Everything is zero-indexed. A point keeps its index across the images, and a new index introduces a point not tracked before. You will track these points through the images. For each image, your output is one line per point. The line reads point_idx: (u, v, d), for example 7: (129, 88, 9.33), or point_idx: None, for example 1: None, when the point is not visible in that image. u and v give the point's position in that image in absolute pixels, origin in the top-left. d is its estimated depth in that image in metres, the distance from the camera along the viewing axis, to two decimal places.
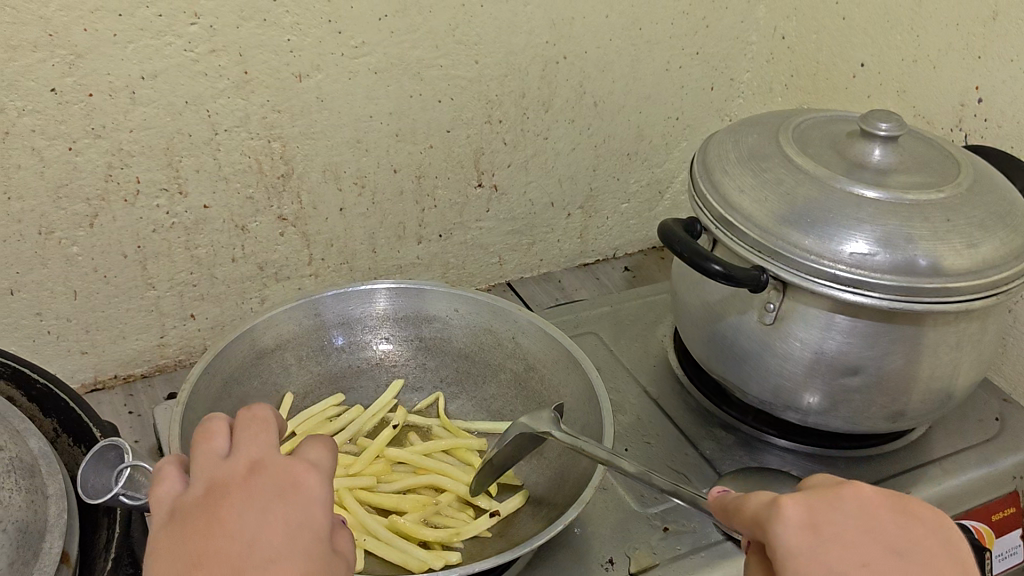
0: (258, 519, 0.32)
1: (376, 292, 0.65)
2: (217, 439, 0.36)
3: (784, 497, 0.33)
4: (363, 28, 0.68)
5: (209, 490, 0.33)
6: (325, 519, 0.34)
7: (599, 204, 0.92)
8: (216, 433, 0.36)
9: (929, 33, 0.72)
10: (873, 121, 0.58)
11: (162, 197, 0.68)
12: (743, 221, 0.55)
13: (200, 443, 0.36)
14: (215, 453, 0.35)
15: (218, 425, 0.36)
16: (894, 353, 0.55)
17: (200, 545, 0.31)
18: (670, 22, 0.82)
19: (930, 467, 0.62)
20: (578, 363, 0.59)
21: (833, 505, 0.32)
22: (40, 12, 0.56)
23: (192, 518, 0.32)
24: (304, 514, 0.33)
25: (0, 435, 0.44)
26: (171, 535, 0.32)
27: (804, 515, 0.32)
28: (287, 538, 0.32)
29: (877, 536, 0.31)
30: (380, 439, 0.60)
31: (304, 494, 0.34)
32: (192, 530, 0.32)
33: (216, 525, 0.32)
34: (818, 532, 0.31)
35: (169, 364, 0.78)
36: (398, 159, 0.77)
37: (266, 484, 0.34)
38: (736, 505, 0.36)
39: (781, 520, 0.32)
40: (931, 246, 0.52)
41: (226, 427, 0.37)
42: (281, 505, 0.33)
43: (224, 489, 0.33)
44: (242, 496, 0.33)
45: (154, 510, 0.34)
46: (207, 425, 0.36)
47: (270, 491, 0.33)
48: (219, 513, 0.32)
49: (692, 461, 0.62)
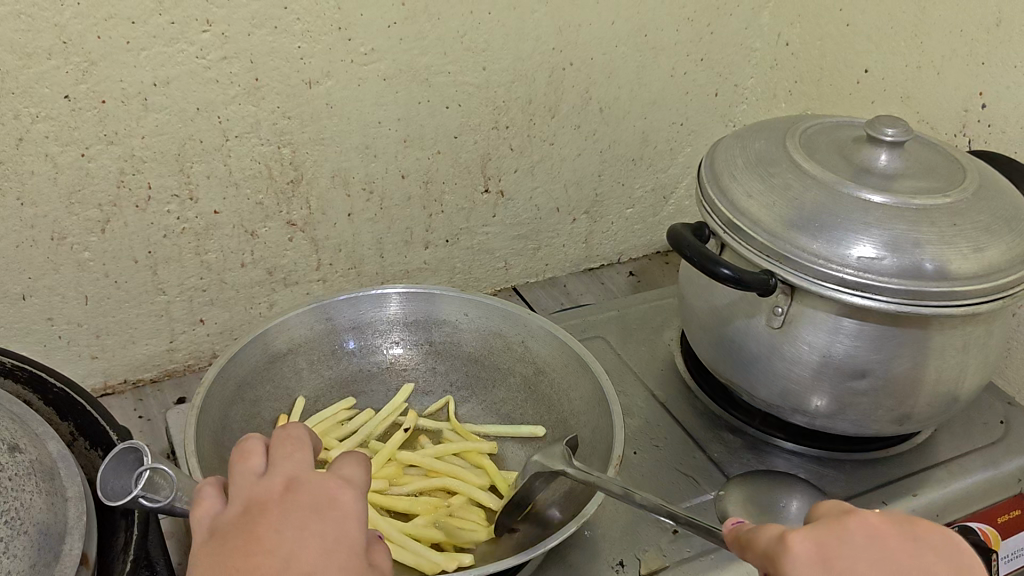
0: (297, 538, 0.33)
1: (387, 296, 0.66)
2: (253, 458, 0.36)
3: (793, 533, 0.33)
4: (373, 35, 0.68)
5: (248, 509, 0.34)
6: (360, 534, 0.34)
7: (604, 209, 0.93)
8: (253, 452, 0.37)
9: (933, 40, 0.73)
10: (880, 127, 0.59)
11: (174, 203, 0.69)
12: (752, 226, 0.56)
13: (237, 462, 0.36)
14: (253, 471, 0.36)
15: (253, 445, 0.37)
16: (901, 356, 0.55)
17: (241, 563, 0.32)
18: (675, 29, 0.83)
19: (937, 470, 0.63)
20: (587, 366, 0.60)
21: (842, 541, 0.32)
22: (54, 20, 0.57)
23: (231, 536, 0.33)
24: (339, 529, 0.34)
25: (21, 437, 0.45)
26: (212, 553, 0.32)
27: (814, 552, 0.32)
28: (325, 557, 0.32)
29: (890, 565, 0.31)
30: (391, 443, 0.60)
31: (340, 509, 0.34)
32: (233, 549, 0.32)
33: (256, 542, 0.32)
34: (828, 566, 0.32)
35: (178, 369, 0.78)
36: (405, 164, 0.77)
37: (302, 501, 0.34)
38: (749, 537, 0.36)
39: (792, 559, 0.33)
40: (938, 250, 0.52)
41: (261, 446, 0.37)
42: (318, 523, 0.33)
43: (262, 507, 0.34)
44: (281, 515, 0.33)
45: (193, 530, 0.34)
46: (243, 445, 0.37)
47: (307, 508, 0.34)
48: (259, 532, 0.33)
49: (701, 464, 0.62)
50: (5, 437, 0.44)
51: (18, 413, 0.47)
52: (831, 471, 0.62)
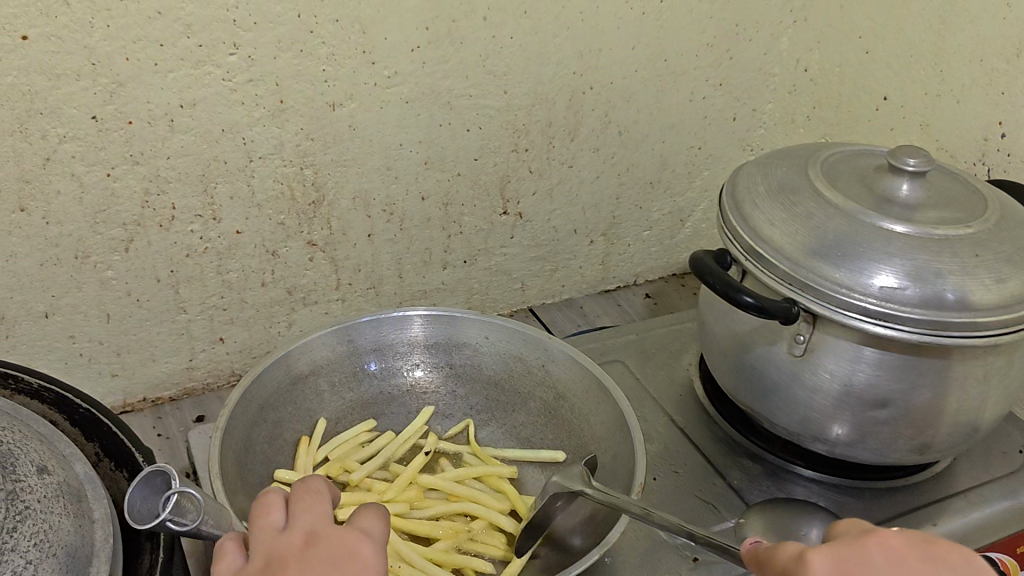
0: None
1: (409, 319, 0.66)
2: (273, 513, 0.37)
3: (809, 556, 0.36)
4: (396, 58, 0.69)
5: (269, 563, 0.34)
6: None
7: (621, 232, 0.93)
8: (273, 507, 0.37)
9: (953, 68, 0.73)
10: (902, 156, 0.59)
11: (197, 222, 0.69)
12: (775, 254, 0.56)
13: (257, 517, 0.37)
14: (272, 525, 0.36)
15: (273, 500, 0.37)
16: (923, 386, 0.55)
17: None
18: (694, 55, 0.84)
19: (956, 499, 0.63)
20: (608, 392, 0.60)
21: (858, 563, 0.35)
22: (84, 42, 0.57)
23: None
24: None
25: (49, 458, 0.45)
26: None
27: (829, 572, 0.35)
28: None
29: None
30: (412, 466, 0.61)
31: (359, 563, 0.35)
32: None
33: None
34: None
35: (197, 387, 0.79)
36: (426, 186, 0.78)
37: (322, 554, 0.34)
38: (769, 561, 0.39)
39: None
40: (960, 280, 0.52)
41: (280, 501, 0.38)
42: None
43: (283, 562, 0.34)
44: (302, 569, 0.34)
45: None
46: (263, 500, 0.37)
47: (327, 561, 0.34)
48: None
49: (720, 490, 0.62)
50: (35, 459, 0.44)
51: (46, 434, 0.48)
52: (850, 499, 0.62)
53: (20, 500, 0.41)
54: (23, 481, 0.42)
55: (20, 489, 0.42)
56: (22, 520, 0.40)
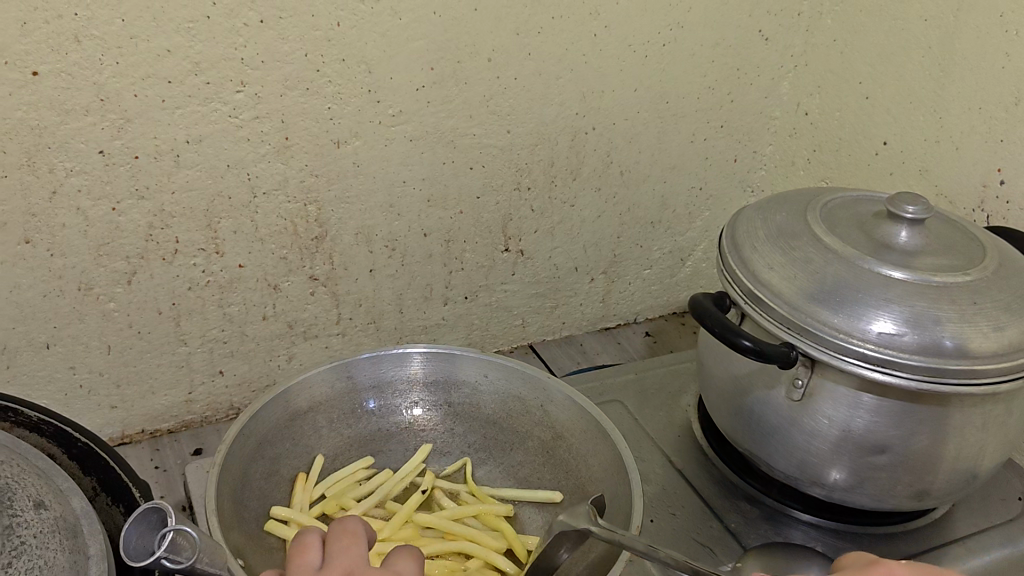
0: None
1: (409, 356, 0.66)
2: (311, 553, 0.39)
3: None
4: (402, 97, 0.70)
5: None
6: None
7: (621, 269, 0.94)
8: (311, 546, 0.39)
9: (952, 116, 0.74)
10: (901, 204, 0.59)
11: (200, 256, 0.70)
12: (773, 298, 0.56)
13: (296, 556, 0.39)
14: (310, 564, 0.38)
15: (311, 539, 0.40)
16: (921, 433, 0.55)
17: None
18: (695, 97, 0.85)
19: (954, 546, 0.63)
20: (606, 433, 0.60)
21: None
22: (94, 79, 0.58)
23: None
24: None
25: (47, 495, 0.45)
26: None
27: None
28: None
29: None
30: (408, 505, 0.61)
31: None
32: None
33: None
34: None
35: (196, 420, 0.79)
36: (428, 223, 0.78)
37: None
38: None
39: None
40: (958, 328, 0.52)
41: (317, 540, 0.40)
42: None
43: None
44: None
45: None
46: (302, 539, 0.40)
47: None
48: None
49: (717, 534, 0.62)
50: (32, 494, 0.44)
51: (45, 468, 0.48)
52: (848, 545, 0.62)
53: (16, 535, 0.41)
54: (18, 516, 0.42)
55: (16, 524, 0.42)
56: (17, 555, 0.40)
